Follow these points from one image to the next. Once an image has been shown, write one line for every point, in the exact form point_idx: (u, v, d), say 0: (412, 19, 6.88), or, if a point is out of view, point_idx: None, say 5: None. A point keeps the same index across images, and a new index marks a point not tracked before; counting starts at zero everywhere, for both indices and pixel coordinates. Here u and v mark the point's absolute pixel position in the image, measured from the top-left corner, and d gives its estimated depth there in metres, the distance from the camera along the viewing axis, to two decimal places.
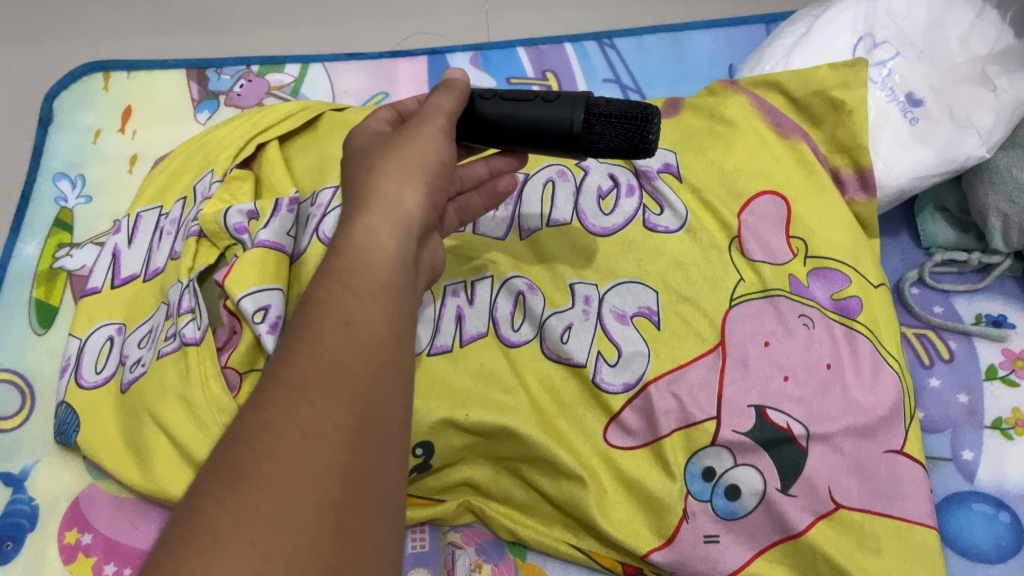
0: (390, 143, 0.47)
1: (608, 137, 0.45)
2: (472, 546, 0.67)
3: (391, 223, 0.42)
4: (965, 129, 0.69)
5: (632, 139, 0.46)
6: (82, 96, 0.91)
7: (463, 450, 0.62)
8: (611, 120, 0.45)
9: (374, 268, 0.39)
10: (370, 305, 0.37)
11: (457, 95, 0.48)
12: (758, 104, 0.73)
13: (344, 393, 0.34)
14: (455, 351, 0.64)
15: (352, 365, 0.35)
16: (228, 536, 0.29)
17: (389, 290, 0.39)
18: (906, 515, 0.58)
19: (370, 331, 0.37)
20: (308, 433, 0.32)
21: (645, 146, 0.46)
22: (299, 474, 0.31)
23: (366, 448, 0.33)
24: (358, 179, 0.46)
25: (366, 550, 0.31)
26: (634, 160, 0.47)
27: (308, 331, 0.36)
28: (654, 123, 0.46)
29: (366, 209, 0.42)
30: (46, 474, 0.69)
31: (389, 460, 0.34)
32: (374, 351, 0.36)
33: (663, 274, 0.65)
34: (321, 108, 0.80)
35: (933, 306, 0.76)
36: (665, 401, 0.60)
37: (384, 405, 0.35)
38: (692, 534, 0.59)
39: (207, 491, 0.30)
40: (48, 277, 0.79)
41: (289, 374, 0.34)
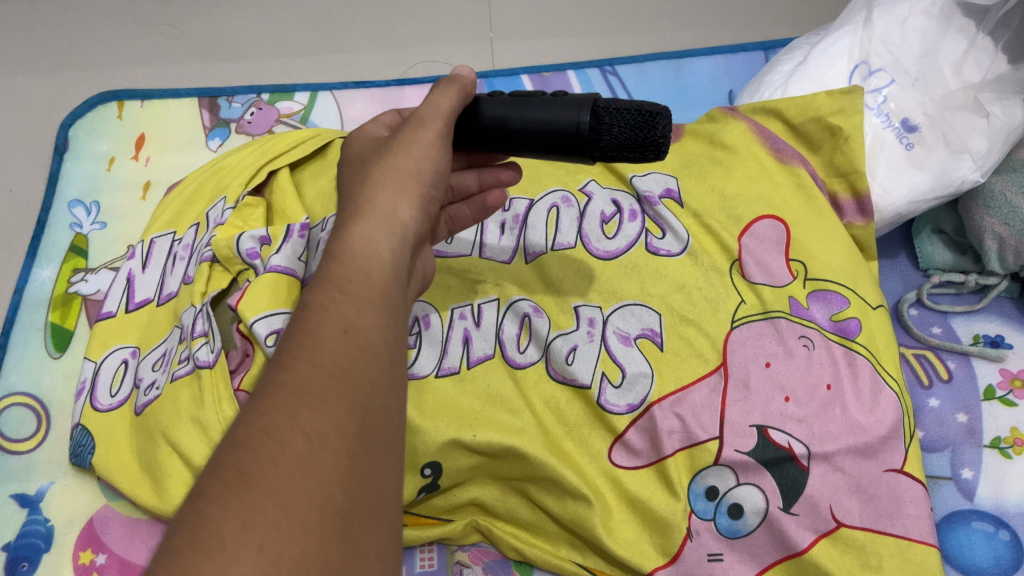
0: (384, 151, 0.48)
1: (616, 129, 0.45)
2: (480, 564, 0.68)
3: (388, 234, 0.44)
4: (960, 154, 0.71)
5: (640, 131, 0.45)
6: (96, 124, 0.94)
7: (470, 470, 0.63)
8: (621, 112, 0.45)
9: (371, 279, 0.41)
10: (368, 315, 0.39)
11: (460, 91, 0.48)
12: (758, 131, 0.74)
13: (345, 400, 0.35)
14: (463, 373, 0.65)
15: (352, 373, 0.36)
16: (235, 541, 0.30)
17: (386, 300, 0.41)
18: (906, 533, 0.59)
19: (369, 340, 0.38)
20: (310, 440, 0.33)
21: (655, 143, 0.45)
22: (303, 479, 0.32)
23: (366, 454, 0.34)
24: (353, 192, 0.47)
25: (367, 553, 0.33)
26: (644, 159, 0.46)
27: (307, 340, 0.37)
28: (664, 120, 0.45)
29: (361, 221, 0.44)
30: (61, 495, 0.70)
31: (386, 466, 0.35)
32: (372, 359, 0.37)
33: (666, 297, 0.67)
34: (331, 135, 0.82)
35: (931, 326, 0.78)
36: (668, 421, 0.62)
37: (382, 412, 0.36)
38: (696, 552, 0.61)
39: (213, 496, 0.32)
40: (63, 302, 0.80)
41: (290, 382, 0.35)
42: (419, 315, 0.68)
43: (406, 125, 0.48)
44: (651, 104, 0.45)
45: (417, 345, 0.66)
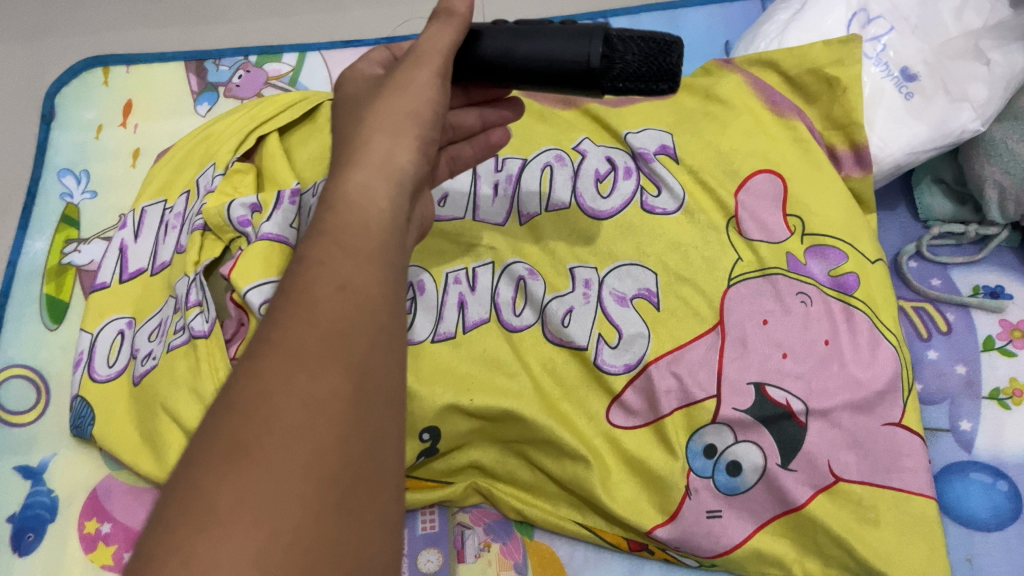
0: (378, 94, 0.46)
1: (628, 57, 0.42)
2: (481, 526, 0.68)
3: (386, 182, 0.41)
4: (961, 103, 0.70)
5: (653, 59, 0.42)
6: (82, 92, 0.92)
7: (470, 433, 0.63)
8: (632, 38, 0.42)
9: (369, 229, 0.38)
10: (367, 268, 0.36)
11: (459, 26, 0.46)
12: (754, 84, 0.73)
13: (345, 359, 0.33)
14: (460, 338, 0.64)
15: (351, 331, 0.34)
16: (228, 517, 0.29)
17: (385, 253, 0.38)
18: (906, 485, 0.59)
19: (368, 295, 0.35)
20: (306, 406, 0.31)
21: (670, 72, 0.42)
22: (297, 449, 0.30)
23: (366, 417, 0.32)
24: (347, 139, 0.45)
25: (369, 522, 0.31)
26: (658, 93, 0.43)
27: (303, 296, 0.35)
28: (679, 47, 0.42)
29: (359, 169, 0.41)
30: (65, 466, 0.70)
31: (389, 427, 0.33)
32: (372, 316, 0.35)
33: (662, 256, 0.66)
34: (319, 98, 0.80)
35: (930, 279, 0.77)
36: (666, 381, 0.62)
37: (381, 372, 0.34)
38: (695, 510, 0.61)
39: (206, 468, 0.30)
40: (58, 273, 0.80)
41: (285, 343, 0.33)
42: (413, 281, 0.66)
43: (403, 65, 0.46)
44: (665, 31, 0.42)
45: (411, 311, 0.65)
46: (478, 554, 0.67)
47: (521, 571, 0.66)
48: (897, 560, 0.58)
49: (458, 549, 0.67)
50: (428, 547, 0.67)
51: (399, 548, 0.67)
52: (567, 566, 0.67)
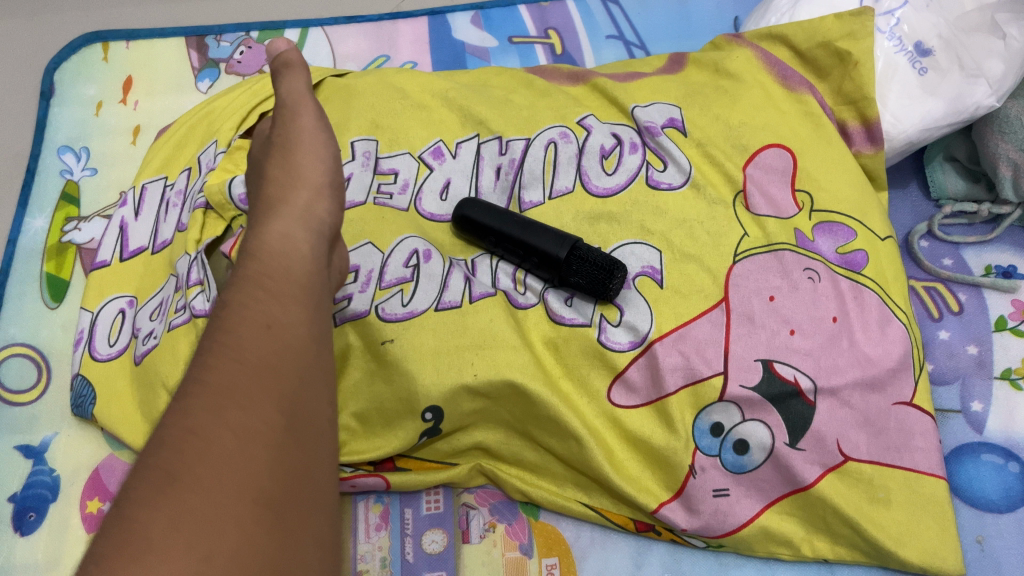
0: (288, 147, 0.51)
1: (580, 275, 0.60)
2: (486, 506, 0.67)
3: (304, 230, 0.46)
4: (976, 79, 0.68)
5: (597, 281, 0.60)
6: (82, 68, 0.91)
7: (473, 414, 0.62)
8: (587, 265, 0.60)
9: (291, 272, 0.42)
10: (292, 308, 0.41)
11: (308, 112, 0.53)
12: (764, 58, 0.72)
13: (273, 393, 0.37)
14: (465, 308, 0.62)
15: (279, 366, 0.38)
16: (163, 541, 0.31)
17: (307, 293, 0.42)
18: (915, 465, 0.60)
19: (293, 333, 0.40)
20: (237, 436, 0.35)
21: (607, 290, 0.60)
22: (232, 475, 0.34)
23: (294, 445, 0.36)
24: (261, 198, 0.49)
25: (299, 540, 0.35)
26: (600, 297, 0.61)
27: (228, 337, 0.39)
28: (619, 277, 0.60)
29: (278, 220, 0.46)
30: (66, 446, 0.70)
31: (315, 454, 0.37)
32: (296, 353, 0.39)
33: (667, 234, 0.65)
34: (322, 73, 0.78)
35: (942, 258, 0.75)
36: (672, 358, 0.60)
37: (308, 403, 0.38)
38: (702, 489, 0.60)
39: (138, 498, 0.33)
40: (58, 251, 0.79)
41: (214, 379, 0.37)
42: (418, 249, 0.65)
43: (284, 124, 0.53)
44: (611, 264, 0.60)
45: (414, 279, 0.63)
46: (483, 535, 0.66)
47: (527, 553, 0.65)
48: (907, 540, 0.59)
49: (463, 530, 0.66)
50: (433, 527, 0.67)
51: (404, 528, 0.67)
52: (573, 547, 0.66)
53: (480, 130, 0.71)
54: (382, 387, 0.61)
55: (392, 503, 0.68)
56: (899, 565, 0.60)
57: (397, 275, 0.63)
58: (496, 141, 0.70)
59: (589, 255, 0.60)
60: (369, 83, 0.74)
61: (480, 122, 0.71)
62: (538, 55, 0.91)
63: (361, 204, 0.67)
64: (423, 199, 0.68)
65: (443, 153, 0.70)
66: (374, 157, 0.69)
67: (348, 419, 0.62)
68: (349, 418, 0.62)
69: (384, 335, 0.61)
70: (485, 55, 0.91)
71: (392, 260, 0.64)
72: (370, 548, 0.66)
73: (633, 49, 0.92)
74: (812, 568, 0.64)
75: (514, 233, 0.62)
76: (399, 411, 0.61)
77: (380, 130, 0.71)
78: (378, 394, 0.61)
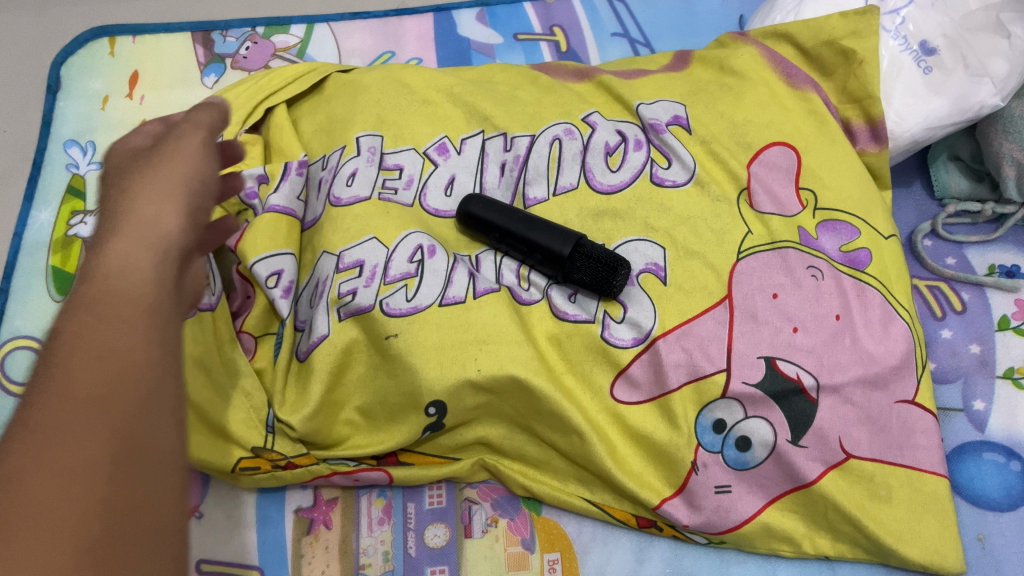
0: (149, 157, 0.42)
1: (583, 272, 0.61)
2: (488, 501, 0.68)
3: (144, 252, 0.36)
4: (980, 78, 0.68)
5: (600, 278, 0.60)
6: (88, 62, 0.91)
7: (476, 409, 0.62)
8: (590, 262, 0.60)
9: (132, 287, 0.35)
10: (126, 332, 0.33)
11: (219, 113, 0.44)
12: (769, 56, 0.72)
13: (111, 414, 0.31)
14: (470, 303, 0.62)
15: (118, 387, 0.31)
16: None
17: (141, 321, 0.34)
18: (917, 463, 0.60)
19: (129, 359, 0.32)
20: (62, 460, 0.29)
21: (610, 287, 0.60)
22: (58, 497, 0.28)
23: (135, 477, 0.30)
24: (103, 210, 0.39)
25: None
26: (603, 295, 0.61)
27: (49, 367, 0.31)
28: (622, 273, 0.60)
29: (114, 233, 0.37)
30: None
31: (158, 495, 0.31)
32: (128, 390, 0.32)
33: (670, 231, 0.66)
34: (328, 69, 0.78)
35: (945, 257, 0.76)
36: (675, 354, 0.61)
37: (153, 433, 0.32)
38: (704, 485, 0.61)
39: None
40: (64, 244, 0.79)
41: (40, 393, 0.30)
42: (422, 245, 0.64)
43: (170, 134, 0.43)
44: (614, 261, 0.60)
45: (419, 274, 0.63)
46: (486, 529, 0.66)
47: (529, 548, 0.66)
48: (908, 537, 0.59)
49: (466, 524, 0.67)
50: (435, 522, 0.67)
51: (407, 522, 0.67)
52: (575, 543, 0.66)
53: (484, 126, 0.72)
54: (386, 381, 0.61)
55: (395, 498, 0.68)
56: (900, 563, 0.60)
57: (401, 270, 0.63)
58: (500, 137, 0.71)
59: (593, 252, 0.60)
60: (375, 79, 0.74)
61: (485, 118, 0.72)
62: (543, 52, 0.91)
63: (366, 198, 0.66)
64: (427, 194, 0.68)
65: (448, 149, 0.70)
66: (379, 153, 0.69)
67: (351, 413, 0.63)
68: (352, 412, 0.62)
69: (389, 330, 0.60)
70: (490, 52, 0.91)
71: (397, 255, 0.63)
72: (372, 541, 0.66)
73: (638, 46, 0.92)
74: (812, 565, 0.64)
75: (518, 230, 0.62)
76: (402, 405, 0.61)
77: (385, 125, 0.71)
78: (382, 388, 0.61)
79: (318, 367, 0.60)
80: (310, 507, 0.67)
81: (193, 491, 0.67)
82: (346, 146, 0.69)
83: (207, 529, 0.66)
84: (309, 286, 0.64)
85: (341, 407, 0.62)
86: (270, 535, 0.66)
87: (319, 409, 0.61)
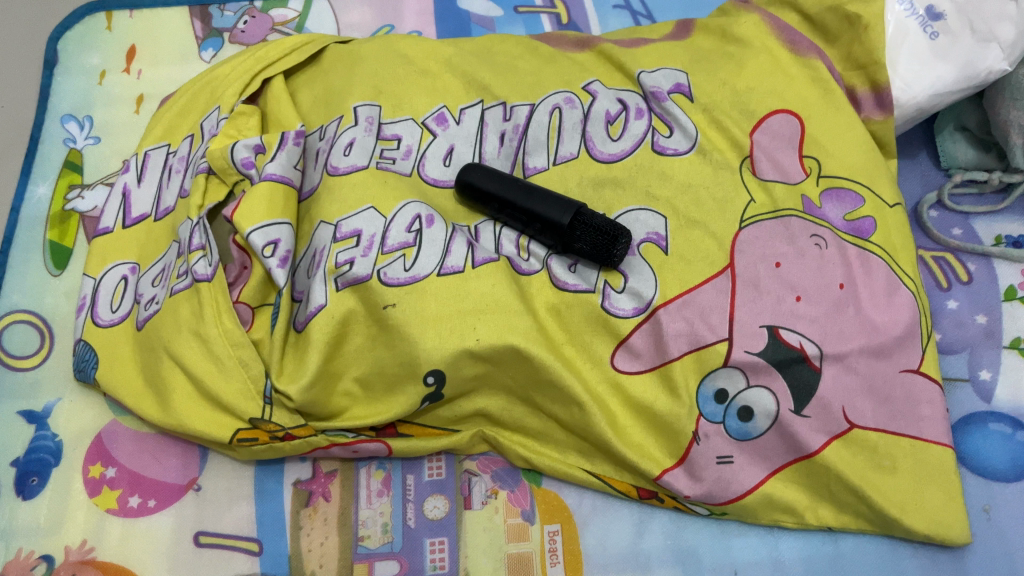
0: None
1: (583, 242, 0.60)
2: (488, 473, 0.67)
3: None
4: (987, 43, 0.66)
5: (601, 249, 0.59)
6: (85, 36, 0.90)
7: (475, 380, 0.61)
8: (591, 232, 0.59)
9: None
10: None
11: None
12: (772, 23, 0.70)
13: None
14: (468, 273, 0.61)
15: None
16: None
17: None
18: (921, 434, 0.60)
19: None
20: None
21: (611, 257, 0.60)
22: None
23: None
24: None
25: None
26: (605, 265, 0.60)
27: None
28: (622, 242, 0.59)
29: None
30: (68, 411, 0.70)
31: None
32: None
33: (672, 200, 0.65)
34: (326, 40, 0.78)
35: (951, 228, 0.75)
36: (676, 324, 0.60)
37: None
38: (705, 455, 0.60)
39: None
40: (61, 219, 0.79)
41: None
42: (420, 214, 0.63)
43: None
44: (614, 230, 0.59)
45: (417, 244, 0.61)
46: (485, 501, 0.66)
47: (529, 519, 0.65)
48: (912, 508, 0.59)
49: (465, 496, 0.66)
50: (434, 494, 0.66)
51: (406, 494, 0.66)
52: (575, 514, 0.65)
53: (483, 96, 0.71)
54: (384, 351, 0.60)
55: (394, 470, 0.67)
56: (903, 533, 0.60)
57: (399, 240, 0.61)
58: (500, 107, 0.70)
59: (593, 221, 0.59)
60: (373, 49, 0.73)
61: (484, 88, 0.71)
62: (543, 24, 0.90)
63: (364, 167, 0.65)
64: (426, 164, 0.67)
65: (447, 120, 0.69)
66: (377, 123, 0.68)
67: (350, 384, 0.62)
68: (351, 383, 0.62)
69: (386, 299, 0.59)
70: (490, 24, 0.90)
71: (395, 225, 0.62)
72: (371, 513, 0.66)
73: (639, 18, 0.91)
74: (815, 537, 0.63)
75: (517, 199, 0.61)
76: (401, 375, 0.60)
77: (383, 96, 0.70)
78: (380, 359, 0.60)
79: (315, 336, 0.59)
80: (308, 479, 0.67)
81: (191, 464, 0.67)
82: (343, 116, 0.68)
83: (206, 502, 0.66)
84: (307, 256, 0.63)
85: (339, 377, 0.62)
86: (268, 507, 0.66)
87: (316, 379, 0.60)
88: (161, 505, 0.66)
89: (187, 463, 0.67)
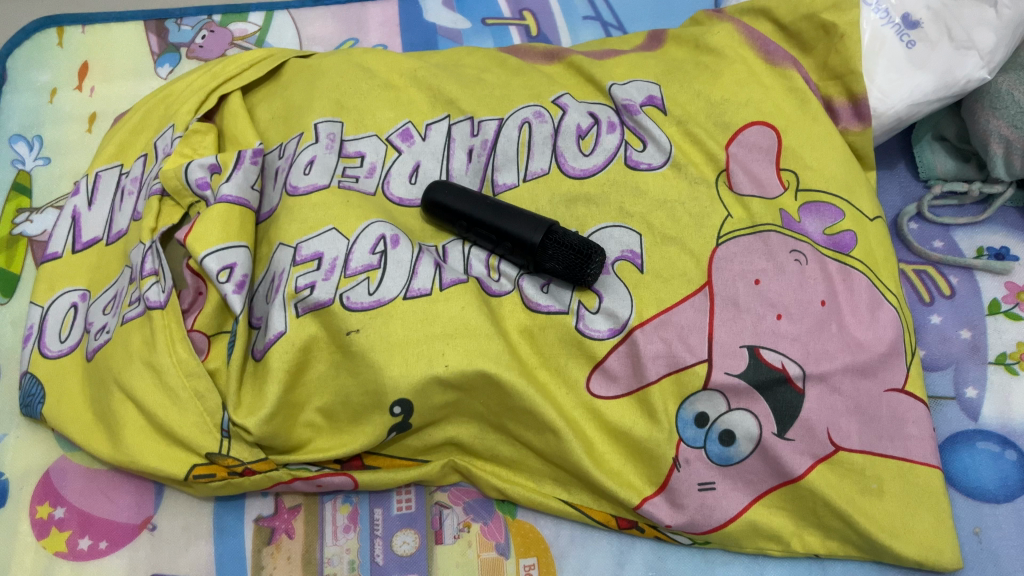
0: None
1: (557, 261, 0.57)
2: (460, 505, 0.64)
3: None
4: (965, 51, 0.65)
5: (574, 267, 0.57)
6: (35, 52, 0.87)
7: (444, 408, 0.58)
8: (563, 250, 0.57)
9: None
10: None
11: None
12: (746, 32, 0.69)
13: None
14: (435, 296, 0.58)
15: None
16: None
17: None
18: (909, 455, 0.57)
19: None
20: None
21: (585, 275, 0.57)
22: None
23: None
24: None
25: None
26: (579, 285, 0.58)
27: None
28: (596, 260, 0.57)
29: None
30: (15, 448, 0.66)
31: None
32: None
33: (647, 216, 0.62)
34: (287, 54, 0.75)
35: (932, 240, 0.73)
36: (653, 346, 0.57)
37: None
38: (686, 482, 0.57)
39: None
40: (8, 244, 0.75)
41: None
42: (385, 234, 0.60)
43: None
44: (587, 247, 0.56)
45: (382, 266, 0.58)
46: (457, 535, 0.63)
47: (504, 553, 0.62)
48: (902, 532, 0.56)
49: (436, 530, 0.63)
50: (404, 528, 0.63)
51: (374, 529, 0.63)
52: (552, 546, 0.63)
53: (450, 110, 0.68)
54: (348, 379, 0.57)
55: (361, 503, 0.64)
56: (893, 560, 0.57)
57: (362, 262, 0.58)
58: (467, 122, 0.67)
59: (565, 239, 0.57)
60: (335, 63, 0.70)
61: (451, 102, 0.68)
62: (512, 36, 0.88)
63: (325, 186, 0.62)
64: (391, 182, 0.65)
65: (412, 135, 0.66)
66: (338, 140, 0.65)
67: (313, 415, 0.58)
68: (314, 414, 0.58)
69: (350, 325, 0.56)
70: (457, 37, 0.88)
71: (357, 247, 0.59)
72: (337, 550, 0.62)
73: (610, 29, 0.89)
74: (801, 564, 0.61)
75: (486, 217, 0.59)
76: (367, 405, 0.57)
77: (346, 111, 0.67)
78: (344, 387, 0.57)
79: (275, 365, 0.56)
80: (271, 515, 0.64)
81: (145, 502, 0.64)
82: (304, 133, 0.65)
83: (162, 542, 0.63)
84: (266, 281, 0.60)
85: (301, 408, 0.58)
86: (229, 546, 0.63)
87: (276, 412, 0.57)
88: (112, 546, 0.62)
89: (141, 501, 0.64)
